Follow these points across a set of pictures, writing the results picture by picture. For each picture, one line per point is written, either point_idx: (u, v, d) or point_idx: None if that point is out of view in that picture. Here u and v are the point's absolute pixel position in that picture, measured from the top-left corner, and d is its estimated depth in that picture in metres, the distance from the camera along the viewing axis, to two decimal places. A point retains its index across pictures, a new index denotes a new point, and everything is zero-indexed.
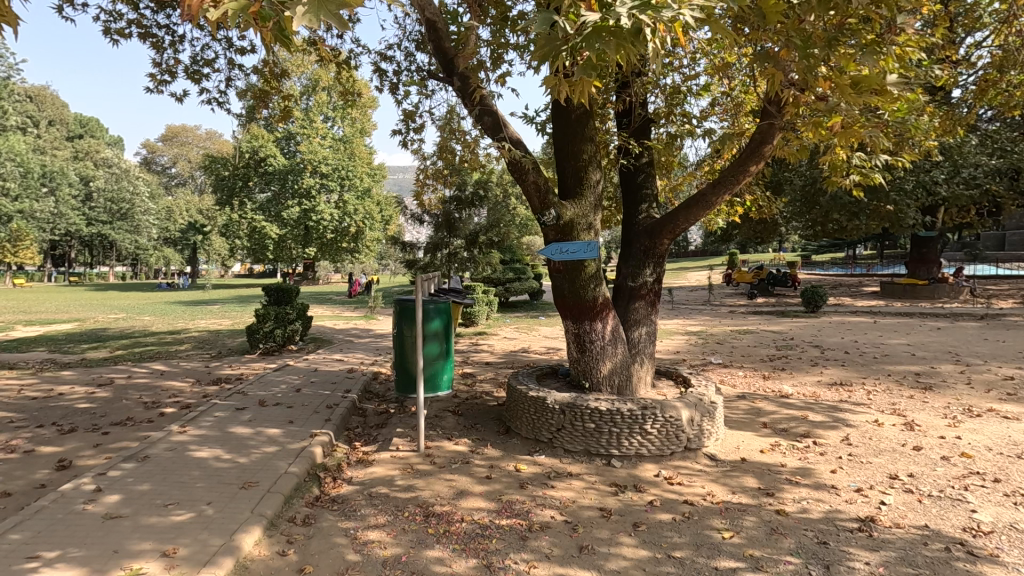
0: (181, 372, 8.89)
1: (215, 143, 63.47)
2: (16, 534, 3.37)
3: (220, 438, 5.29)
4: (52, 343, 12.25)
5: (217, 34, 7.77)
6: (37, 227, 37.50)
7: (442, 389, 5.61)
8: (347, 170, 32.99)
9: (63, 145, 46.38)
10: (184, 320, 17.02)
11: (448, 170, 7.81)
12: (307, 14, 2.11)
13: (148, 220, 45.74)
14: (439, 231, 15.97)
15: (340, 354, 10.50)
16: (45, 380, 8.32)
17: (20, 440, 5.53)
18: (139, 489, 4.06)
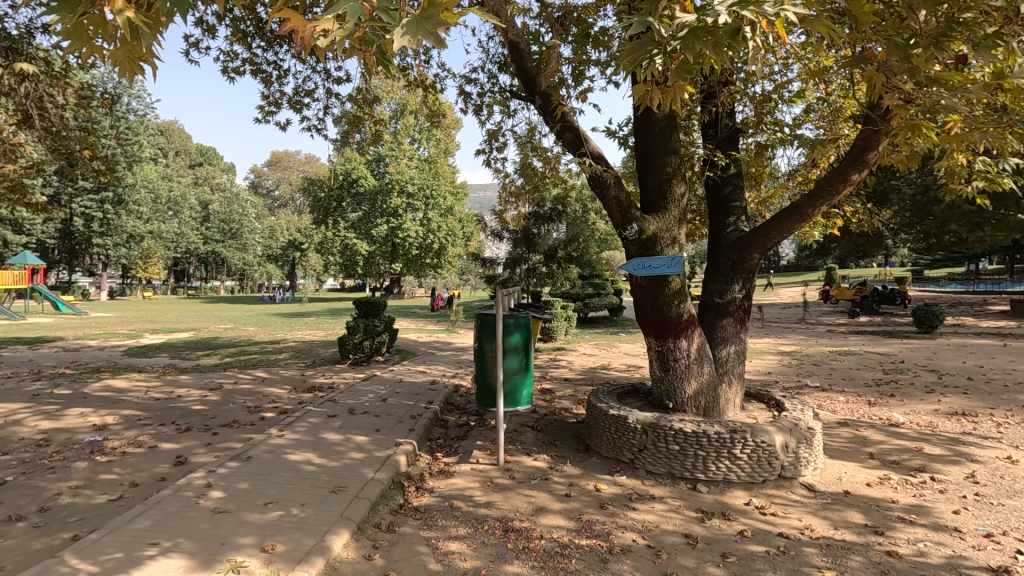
0: (279, 379, 9.55)
1: (314, 167, 68.48)
2: (140, 521, 3.76)
3: (313, 443, 5.62)
4: (173, 350, 13.64)
5: (316, 67, 8.41)
6: (164, 246, 42.09)
7: (521, 404, 5.63)
8: (431, 190, 34.42)
9: (187, 173, 52.01)
10: (283, 331, 18.34)
11: (529, 188, 7.92)
12: (408, 34, 2.22)
13: (254, 239, 49.93)
14: (519, 247, 16.11)
15: (423, 366, 10.85)
16: (166, 383, 9.26)
17: (146, 436, 6.19)
18: (243, 487, 4.40)
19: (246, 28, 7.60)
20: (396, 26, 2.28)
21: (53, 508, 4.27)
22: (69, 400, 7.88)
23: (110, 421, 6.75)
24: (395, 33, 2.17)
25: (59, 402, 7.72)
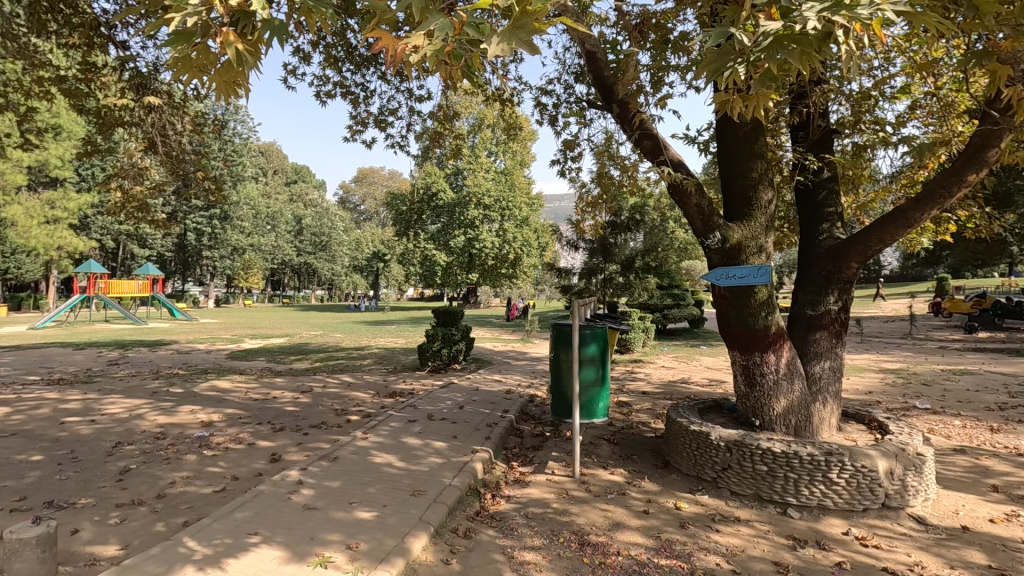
0: (363, 384, 10.03)
1: (397, 181, 71.68)
2: (241, 512, 4.07)
3: (395, 446, 5.84)
4: (270, 354, 14.71)
5: (400, 86, 8.84)
6: (263, 258, 45.55)
7: (597, 416, 5.55)
8: (507, 201, 35.02)
9: (284, 190, 56.17)
10: (367, 338, 19.25)
11: (605, 197, 7.86)
12: (501, 43, 2.30)
13: (342, 250, 53.08)
14: (595, 256, 15.95)
15: (499, 375, 10.97)
16: (264, 385, 9.99)
17: (246, 433, 6.70)
18: (330, 485, 4.65)
19: (337, 53, 8.14)
20: (488, 39, 2.39)
21: (167, 495, 4.72)
22: (182, 398, 8.70)
23: (216, 419, 7.38)
24: (491, 42, 2.27)
25: (173, 399, 8.54)
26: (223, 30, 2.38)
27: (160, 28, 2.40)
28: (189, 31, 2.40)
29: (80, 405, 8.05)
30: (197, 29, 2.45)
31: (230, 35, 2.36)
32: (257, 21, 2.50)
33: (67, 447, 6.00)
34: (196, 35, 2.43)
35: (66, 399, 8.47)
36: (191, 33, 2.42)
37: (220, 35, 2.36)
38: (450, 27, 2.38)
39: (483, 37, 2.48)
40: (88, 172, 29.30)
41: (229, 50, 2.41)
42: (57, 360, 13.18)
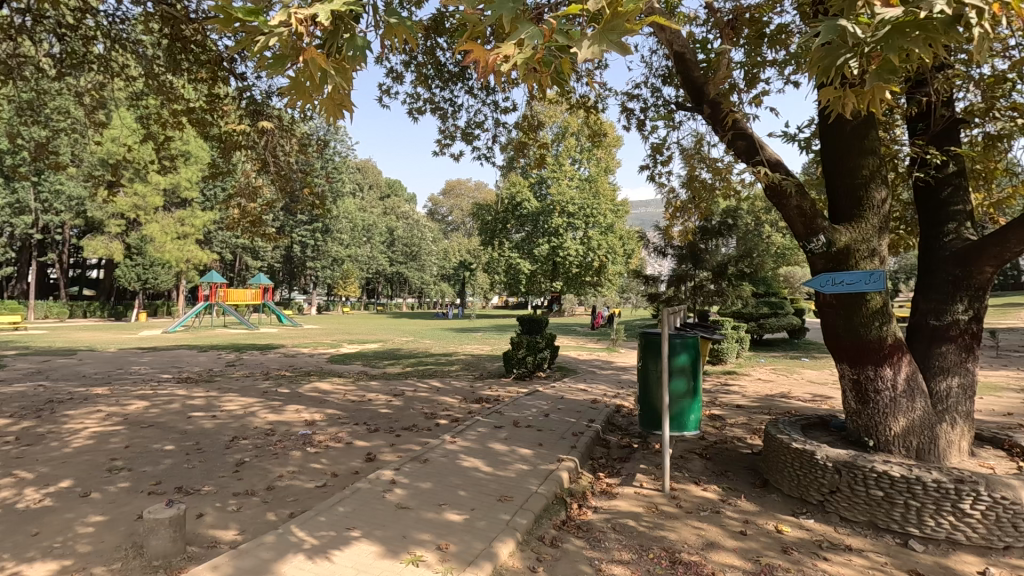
0: (451, 389, 10.31)
1: (483, 192, 73.43)
2: (341, 507, 4.32)
3: (482, 451, 5.95)
4: (365, 359, 15.56)
5: (486, 99, 9.04)
6: (359, 268, 48.31)
7: (689, 429, 5.33)
8: (592, 209, 34.74)
9: (378, 203, 59.39)
10: (454, 345, 19.80)
11: (696, 201, 7.58)
12: (593, 45, 2.33)
13: (431, 260, 55.18)
14: (684, 263, 15.34)
15: (584, 384, 10.85)
16: (360, 388, 10.58)
17: (345, 433, 7.11)
18: (421, 486, 4.82)
19: (427, 71, 8.48)
20: (578, 43, 2.42)
21: (277, 488, 5.10)
22: (289, 398, 9.41)
23: (318, 418, 7.91)
24: (583, 44, 2.31)
25: (282, 399, 9.26)
26: (309, 49, 2.50)
27: (259, 53, 2.60)
28: (284, 54, 2.58)
29: (204, 401, 8.95)
30: (291, 52, 2.60)
31: (316, 54, 2.48)
32: (345, 41, 2.64)
33: (194, 439, 6.68)
34: (290, 57, 2.59)
35: (193, 395, 9.44)
36: (285, 56, 2.59)
37: (307, 54, 2.49)
38: (540, 34, 2.45)
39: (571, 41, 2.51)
40: (212, 193, 32.67)
41: (315, 68, 2.54)
42: (185, 361, 14.73)
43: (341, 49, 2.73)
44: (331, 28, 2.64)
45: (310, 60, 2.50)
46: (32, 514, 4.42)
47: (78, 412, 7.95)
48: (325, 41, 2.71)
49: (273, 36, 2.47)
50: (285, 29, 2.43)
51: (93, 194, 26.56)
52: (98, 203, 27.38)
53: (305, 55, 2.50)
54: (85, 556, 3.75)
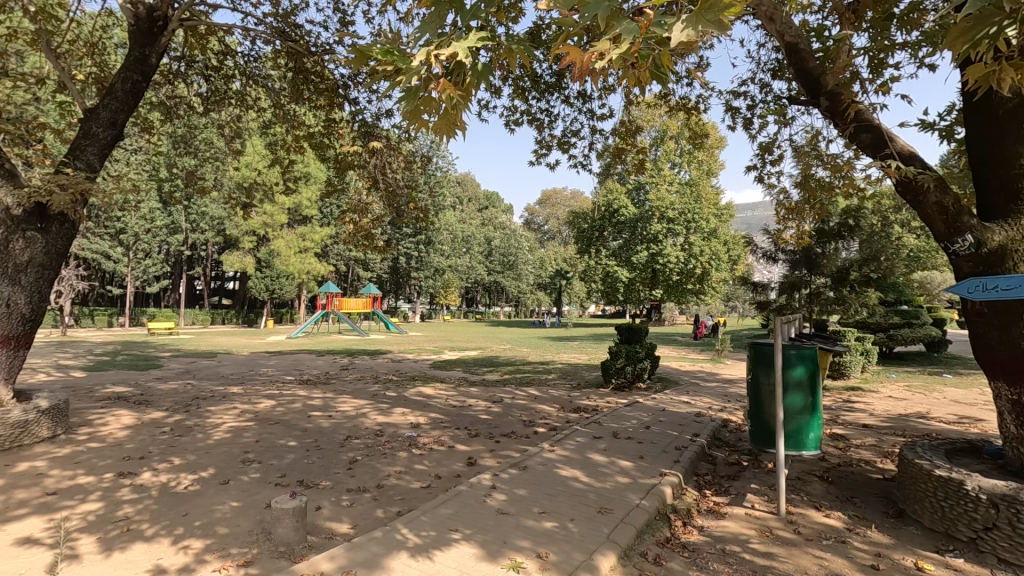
0: (549, 398, 10.31)
1: (579, 201, 73.22)
2: (445, 508, 4.47)
3: (581, 461, 5.88)
4: (465, 365, 16.05)
5: (583, 107, 9.04)
6: (459, 278, 50.04)
7: (808, 449, 4.90)
8: (694, 214, 33.38)
9: (477, 215, 61.30)
10: (551, 353, 19.83)
11: (812, 201, 7.03)
12: (688, 27, 2.26)
13: (527, 269, 55.99)
14: (797, 268, 14.10)
15: (687, 396, 10.38)
16: (461, 393, 10.91)
17: (447, 436, 7.36)
18: (520, 493, 4.85)
19: (524, 84, 8.63)
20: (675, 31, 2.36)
21: (385, 486, 5.39)
22: (396, 401, 9.92)
23: (423, 421, 8.26)
24: (675, 27, 2.24)
25: (389, 402, 9.79)
26: (441, 82, 2.69)
27: (393, 89, 2.78)
28: (414, 88, 2.75)
29: (321, 402, 9.69)
30: (419, 85, 2.79)
31: (447, 86, 2.66)
32: (468, 70, 2.83)
33: (313, 436, 7.26)
34: (417, 88, 2.77)
35: (312, 396, 10.26)
36: (416, 89, 2.77)
37: (440, 87, 2.67)
38: (637, 28, 2.40)
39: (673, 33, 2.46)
40: (328, 210, 35.50)
41: (445, 97, 2.71)
42: (305, 364, 16.07)
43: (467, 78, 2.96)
44: (457, 62, 2.83)
45: (442, 91, 2.69)
46: (182, 496, 5.02)
47: (219, 409, 8.93)
48: (451, 73, 2.95)
49: (409, 74, 2.67)
50: (422, 67, 2.63)
51: (231, 213, 29.93)
52: (235, 222, 30.80)
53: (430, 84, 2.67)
54: (224, 537, 4.18)
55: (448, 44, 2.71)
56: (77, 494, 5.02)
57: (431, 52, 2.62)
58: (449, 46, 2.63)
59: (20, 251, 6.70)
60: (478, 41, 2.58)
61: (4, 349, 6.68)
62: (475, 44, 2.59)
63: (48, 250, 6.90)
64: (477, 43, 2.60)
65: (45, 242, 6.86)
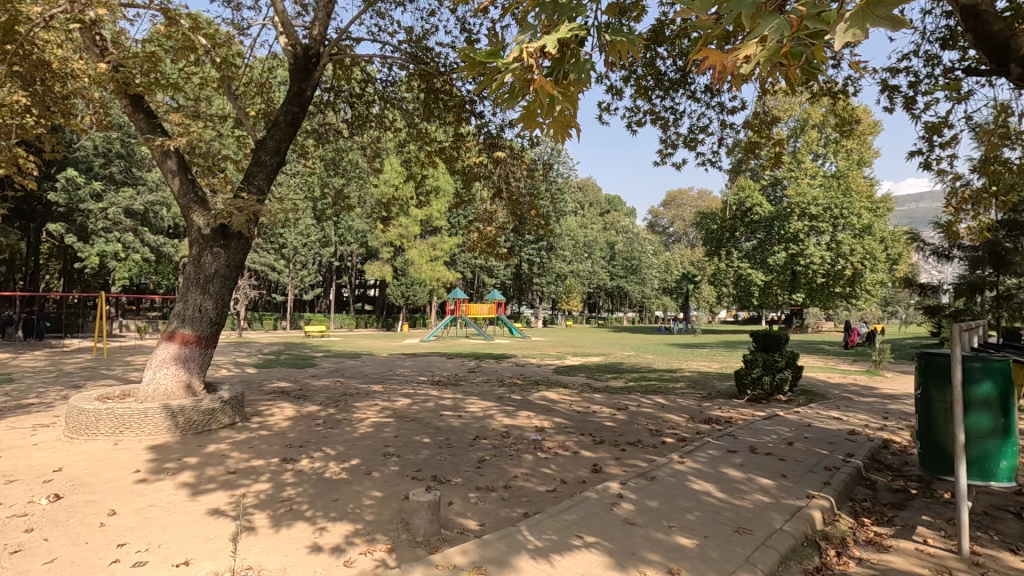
0: (677, 407, 9.86)
1: (706, 201, 69.58)
2: (570, 514, 4.46)
3: (714, 475, 5.54)
4: (588, 371, 15.93)
5: (712, 102, 8.56)
6: (581, 283, 49.88)
7: (1002, 479, 4.16)
8: (842, 209, 30.11)
9: (598, 220, 60.76)
10: (679, 360, 18.98)
11: (998, 187, 5.98)
12: (852, 28, 2.11)
13: (651, 273, 54.41)
14: (979, 267, 12.06)
15: (838, 412, 9.33)
16: (584, 399, 10.83)
17: (572, 442, 7.34)
18: (649, 504, 4.69)
19: (647, 83, 8.41)
20: (835, 28, 2.21)
21: (512, 487, 5.52)
22: (521, 404, 10.13)
23: (547, 425, 8.34)
24: (836, 28, 2.11)
25: (514, 405, 10.01)
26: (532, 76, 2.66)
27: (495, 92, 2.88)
28: (520, 88, 2.80)
29: (452, 402, 10.20)
30: (522, 83, 2.81)
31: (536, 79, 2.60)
32: (569, 65, 2.82)
33: (444, 435, 7.66)
34: (522, 90, 2.81)
35: (444, 396, 10.85)
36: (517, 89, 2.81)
37: (535, 85, 2.65)
38: (787, 25, 2.28)
39: (829, 25, 2.31)
40: (456, 220, 37.45)
41: (539, 94, 2.65)
42: (437, 366, 17.03)
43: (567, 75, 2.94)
44: (558, 56, 2.83)
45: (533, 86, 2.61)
46: (334, 483, 5.57)
47: (363, 405, 9.80)
48: (551, 71, 2.94)
49: (508, 72, 2.73)
50: (516, 63, 2.66)
51: (372, 226, 32.76)
52: (375, 234, 33.66)
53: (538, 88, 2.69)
54: (369, 523, 4.56)
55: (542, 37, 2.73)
56: (251, 474, 5.80)
57: (524, 46, 2.64)
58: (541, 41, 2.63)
59: (209, 263, 7.93)
60: (564, 31, 2.52)
61: (198, 347, 7.93)
62: (563, 33, 2.54)
63: (230, 263, 8.07)
64: (564, 33, 2.53)
65: (227, 256, 8.04)
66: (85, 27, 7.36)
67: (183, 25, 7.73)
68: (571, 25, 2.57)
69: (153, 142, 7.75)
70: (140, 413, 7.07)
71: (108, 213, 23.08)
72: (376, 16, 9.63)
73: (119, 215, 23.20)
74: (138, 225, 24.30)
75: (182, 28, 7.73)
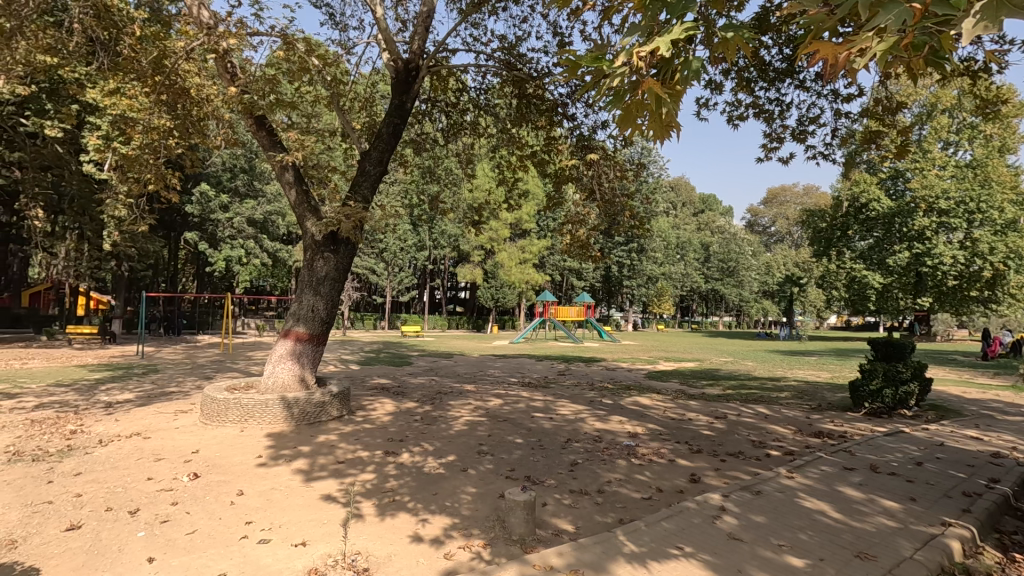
0: (782, 418, 9.22)
1: (814, 198, 64.65)
2: (669, 523, 4.33)
3: (829, 494, 5.13)
4: (683, 377, 15.36)
5: (824, 90, 7.94)
6: (674, 285, 48.13)
7: None
8: (979, 201, 26.76)
9: (692, 220, 58.41)
10: (783, 368, 17.77)
11: None
12: (981, 22, 1.92)
13: (750, 275, 51.73)
14: None
15: (977, 431, 8.26)
16: (680, 406, 10.44)
17: (667, 449, 7.11)
18: (755, 519, 4.43)
19: (749, 75, 7.99)
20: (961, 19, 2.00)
21: (606, 492, 5.45)
22: (613, 408, 9.97)
23: (640, 431, 8.13)
24: (965, 22, 1.92)
25: (606, 410, 9.85)
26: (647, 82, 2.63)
27: (603, 94, 2.82)
28: (623, 91, 2.75)
29: (543, 404, 10.23)
30: (628, 87, 2.76)
31: (652, 83, 2.56)
32: (677, 66, 2.73)
33: (537, 436, 7.72)
34: (627, 92, 2.76)
35: (534, 398, 10.92)
36: (623, 92, 2.77)
37: (644, 86, 2.60)
38: (908, 13, 2.05)
39: (958, 9, 2.07)
40: (546, 223, 37.71)
41: (651, 97, 2.61)
42: (526, 368, 17.24)
43: (677, 75, 2.83)
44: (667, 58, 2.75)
45: (649, 91, 2.60)
46: (433, 477, 5.79)
47: (457, 403, 10.10)
48: (663, 72, 2.87)
49: (615, 77, 2.70)
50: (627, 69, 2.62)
51: (464, 230, 33.79)
52: (467, 238, 34.67)
53: (644, 89, 2.64)
54: (466, 518, 4.70)
55: (656, 40, 2.66)
56: (358, 465, 6.18)
57: (635, 50, 2.60)
58: (652, 42, 2.59)
59: (320, 267, 8.56)
60: (679, 33, 2.48)
61: (311, 344, 8.59)
62: (679, 35, 2.49)
63: (338, 267, 8.67)
64: (678, 35, 2.49)
65: (336, 260, 8.65)
66: (218, 56, 8.21)
67: (299, 49, 8.45)
68: (686, 25, 2.53)
69: (273, 158, 8.50)
70: (261, 403, 7.79)
71: (233, 222, 25.64)
72: (471, 27, 9.94)
73: (243, 224, 25.70)
74: (258, 232, 26.78)
75: (298, 52, 8.45)
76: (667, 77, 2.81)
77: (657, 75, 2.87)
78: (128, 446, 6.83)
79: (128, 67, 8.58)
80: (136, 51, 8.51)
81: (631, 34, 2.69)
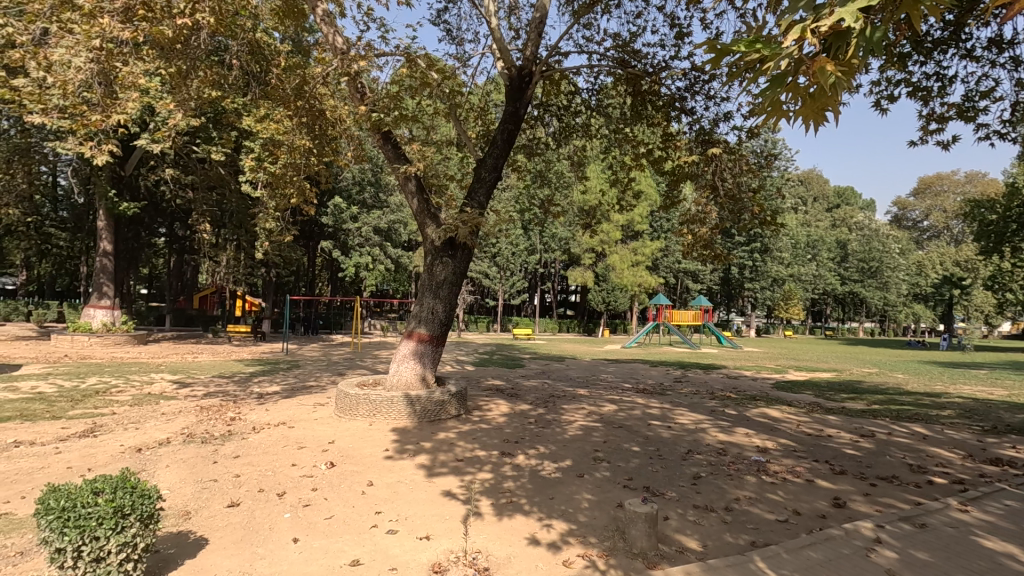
0: (945, 440, 7.98)
1: (979, 185, 55.87)
2: (813, 551, 3.90)
3: (1016, 533, 4.33)
4: (817, 388, 13.92)
5: (998, 58, 6.81)
6: (803, 288, 44.11)
7: None
8: None
9: (825, 216, 53.08)
10: (943, 383, 15.43)
11: None
12: None
13: (897, 276, 45.94)
14: None
15: None
16: (817, 420, 9.44)
17: (804, 468, 6.45)
18: (919, 556, 3.85)
19: (901, 49, 7.07)
20: None
21: (735, 510, 5.05)
22: (738, 420, 9.27)
23: (771, 446, 7.47)
24: None
25: (730, 421, 9.18)
26: (816, 60, 2.32)
27: (755, 82, 2.55)
28: (783, 75, 2.46)
29: (660, 412, 9.81)
30: (789, 69, 2.45)
31: (825, 61, 2.26)
32: (855, 40, 2.37)
33: (655, 445, 7.40)
34: (790, 74, 2.46)
35: (650, 406, 10.47)
36: (783, 75, 2.47)
37: (815, 65, 2.31)
38: None
39: None
40: (659, 224, 36.48)
41: (820, 78, 2.31)
42: (640, 373, 16.66)
43: (848, 50, 2.47)
44: (839, 31, 2.43)
45: (817, 70, 2.29)
46: (549, 481, 5.76)
47: (571, 408, 10.00)
48: (827, 49, 2.54)
49: (777, 59, 2.41)
50: (793, 47, 2.33)
51: (575, 233, 33.66)
52: (577, 241, 34.51)
53: (813, 69, 2.33)
54: (584, 526, 4.59)
55: (827, 14, 2.38)
56: (476, 464, 6.32)
57: (805, 27, 2.32)
58: (828, 17, 2.31)
59: (440, 271, 8.93)
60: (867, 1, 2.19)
61: (431, 345, 8.99)
62: (864, 4, 2.21)
63: (456, 270, 8.99)
64: (863, 3, 2.20)
65: (454, 265, 8.98)
66: (350, 78, 8.89)
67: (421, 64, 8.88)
68: None
69: (398, 170, 9.01)
70: (387, 399, 8.29)
71: (361, 231, 27.81)
72: (584, 28, 9.89)
73: (369, 232, 27.72)
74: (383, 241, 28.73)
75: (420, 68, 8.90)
76: (833, 53, 2.52)
77: (818, 53, 2.56)
78: (276, 433, 7.60)
79: (275, 95, 9.61)
80: (282, 80, 9.55)
81: (796, 11, 2.43)
